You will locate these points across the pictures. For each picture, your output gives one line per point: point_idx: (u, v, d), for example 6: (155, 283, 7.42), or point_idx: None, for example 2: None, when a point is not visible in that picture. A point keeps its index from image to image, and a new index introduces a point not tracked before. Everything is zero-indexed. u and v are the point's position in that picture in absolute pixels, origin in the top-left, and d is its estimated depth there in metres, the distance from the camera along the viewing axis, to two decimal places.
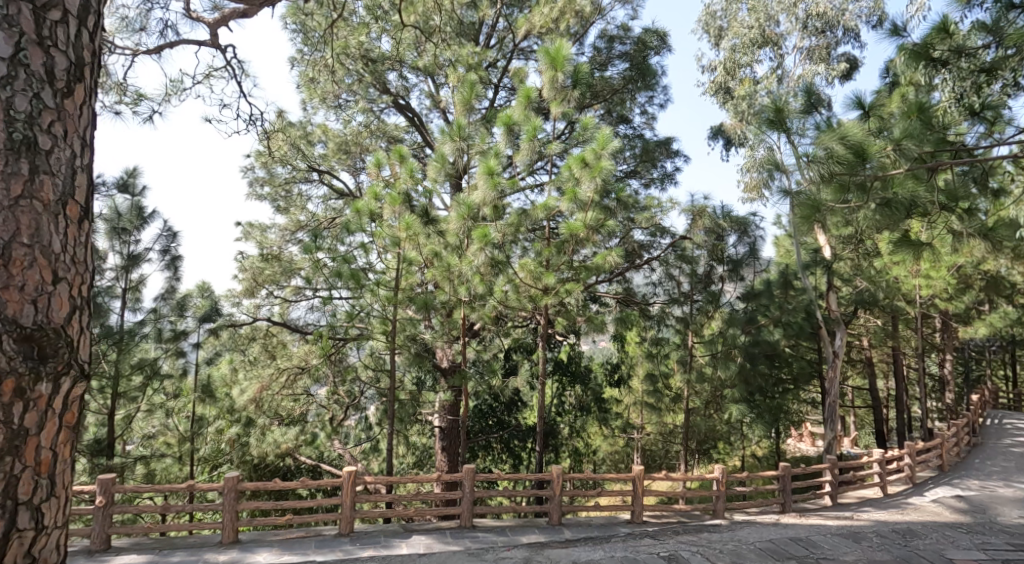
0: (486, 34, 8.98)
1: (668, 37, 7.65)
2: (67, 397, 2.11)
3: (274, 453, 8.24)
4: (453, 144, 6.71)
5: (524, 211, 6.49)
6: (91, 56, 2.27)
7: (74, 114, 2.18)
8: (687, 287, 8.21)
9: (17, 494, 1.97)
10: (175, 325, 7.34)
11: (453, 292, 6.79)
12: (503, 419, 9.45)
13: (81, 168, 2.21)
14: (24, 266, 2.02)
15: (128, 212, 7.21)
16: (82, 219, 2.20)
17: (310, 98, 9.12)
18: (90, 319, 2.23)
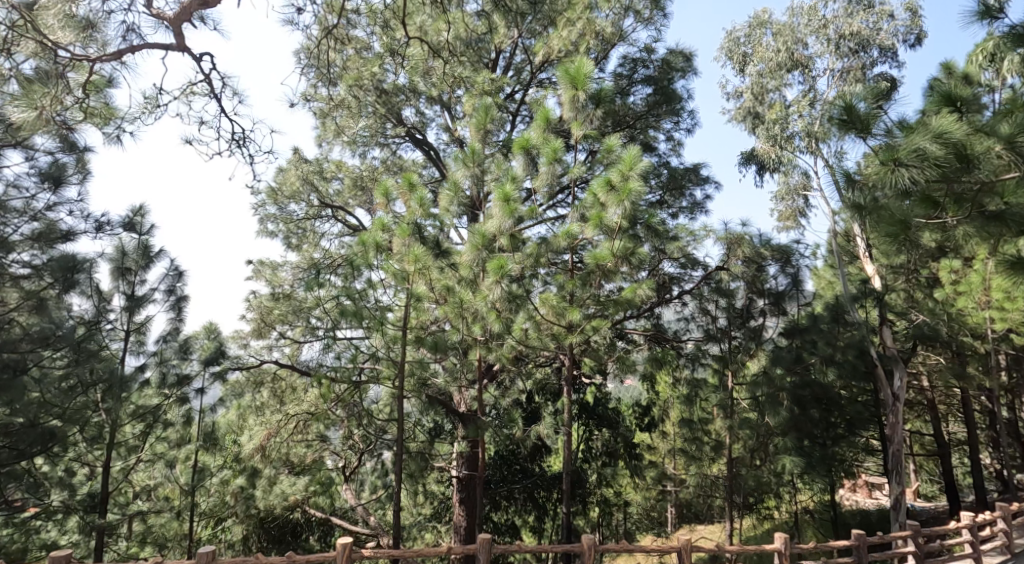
0: (504, 65, 8.94)
1: (694, 59, 7.56)
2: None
3: (283, 506, 8.39)
4: (467, 170, 6.74)
5: (545, 240, 6.32)
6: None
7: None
8: (724, 322, 7.91)
9: None
10: (180, 369, 7.51)
11: (466, 330, 6.70)
12: (527, 466, 9.11)
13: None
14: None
15: (134, 251, 7.12)
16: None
17: (327, 134, 9.13)
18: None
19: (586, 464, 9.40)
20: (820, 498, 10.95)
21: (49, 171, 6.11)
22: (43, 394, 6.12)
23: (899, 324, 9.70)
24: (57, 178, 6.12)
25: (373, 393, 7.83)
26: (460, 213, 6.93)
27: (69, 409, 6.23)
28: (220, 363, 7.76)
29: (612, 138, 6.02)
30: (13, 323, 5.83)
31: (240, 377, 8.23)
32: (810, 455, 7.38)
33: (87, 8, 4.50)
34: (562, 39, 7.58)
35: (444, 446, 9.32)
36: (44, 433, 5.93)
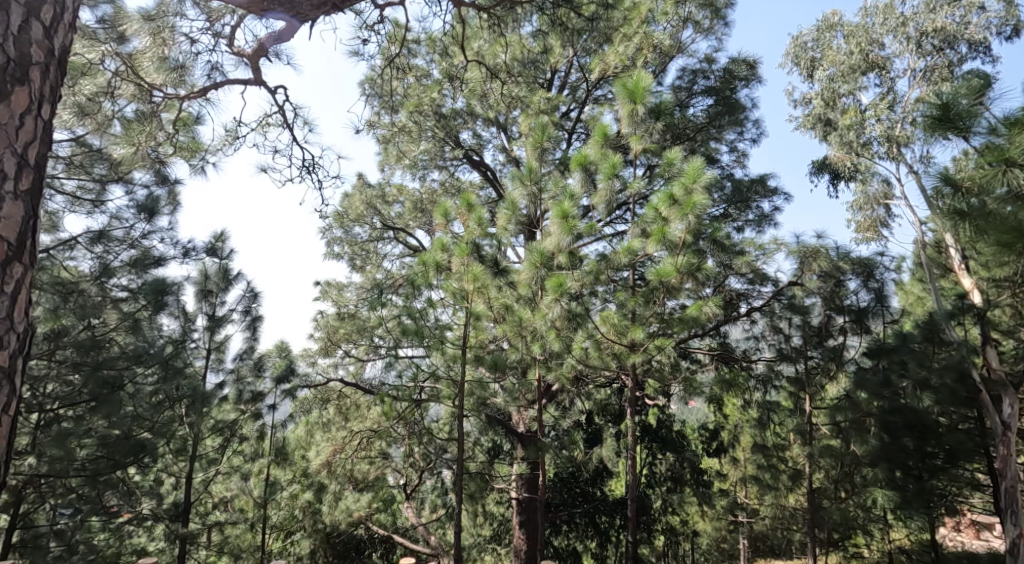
0: (561, 83, 8.91)
1: (758, 67, 7.24)
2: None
3: (348, 522, 8.82)
4: (524, 188, 6.76)
5: (604, 257, 6.20)
6: (42, 55, 2.78)
7: (7, 123, 2.67)
8: (800, 340, 7.21)
9: None
10: (254, 386, 8.25)
11: (525, 348, 6.75)
12: (588, 490, 8.88)
13: (13, 192, 2.67)
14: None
15: (215, 274, 8.01)
16: (8, 256, 2.64)
17: (388, 158, 9.33)
18: (7, 389, 2.64)
19: (650, 488, 9.16)
20: (917, 536, 10.06)
21: (145, 204, 6.35)
22: (135, 407, 6.43)
23: (1004, 344, 8.96)
24: (151, 210, 6.36)
25: (434, 413, 7.84)
26: (515, 231, 6.90)
27: (158, 423, 6.47)
28: (290, 381, 8.57)
29: (673, 151, 5.82)
30: (113, 342, 6.06)
31: (309, 393, 8.50)
32: (905, 489, 6.99)
33: (179, 51, 4.61)
34: (618, 54, 7.42)
35: (503, 466, 9.30)
36: (136, 444, 6.12)
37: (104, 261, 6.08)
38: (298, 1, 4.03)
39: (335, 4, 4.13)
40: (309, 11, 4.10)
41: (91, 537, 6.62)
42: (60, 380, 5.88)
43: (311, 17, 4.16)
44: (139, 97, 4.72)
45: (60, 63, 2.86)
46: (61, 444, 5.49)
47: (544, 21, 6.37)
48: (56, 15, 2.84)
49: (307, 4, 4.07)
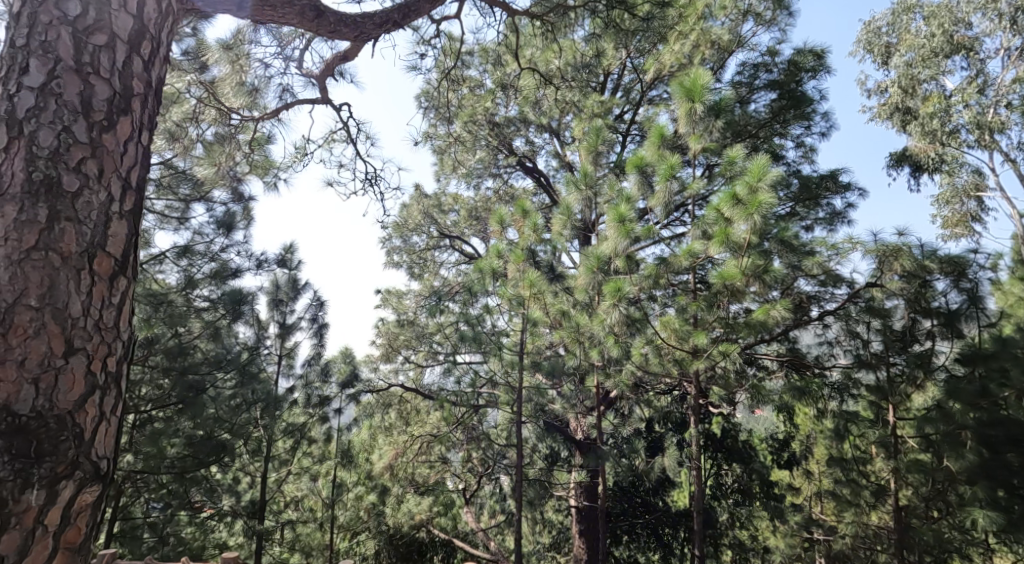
0: (615, 85, 8.79)
1: (826, 57, 6.95)
2: (69, 506, 2.04)
3: (410, 524, 9.30)
4: (580, 194, 6.65)
5: (663, 260, 5.95)
6: (143, 85, 2.39)
7: (113, 149, 2.26)
8: (880, 347, 6.65)
9: (85, 486, 2.08)
10: (321, 390, 9.94)
11: (583, 355, 6.63)
12: (649, 500, 8.61)
13: (118, 214, 2.26)
14: (27, 334, 2.03)
15: (285, 284, 9.72)
16: (114, 274, 2.22)
17: (444, 168, 9.46)
18: (113, 398, 2.20)
19: (716, 500, 9.00)
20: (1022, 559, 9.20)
21: (223, 219, 7.15)
22: (216, 409, 7.39)
23: None
24: (228, 224, 7.13)
25: (492, 419, 8.30)
26: (573, 236, 6.88)
27: (236, 424, 7.38)
28: (353, 386, 9.80)
29: (734, 149, 5.57)
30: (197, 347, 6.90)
31: (370, 397, 8.91)
32: (1010, 511, 6.10)
33: (254, 76, 4.66)
34: (674, 53, 7.29)
35: (563, 474, 9.19)
36: (217, 445, 7.04)
37: (189, 273, 6.88)
38: (363, 21, 3.92)
39: (396, 22, 4.10)
40: (374, 31, 4.01)
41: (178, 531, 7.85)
42: (152, 384, 6.81)
43: (375, 35, 4.09)
44: (219, 121, 4.85)
45: (157, 92, 2.47)
46: (154, 442, 6.38)
47: (596, 24, 6.25)
48: (155, 46, 2.45)
49: (370, 24, 3.99)
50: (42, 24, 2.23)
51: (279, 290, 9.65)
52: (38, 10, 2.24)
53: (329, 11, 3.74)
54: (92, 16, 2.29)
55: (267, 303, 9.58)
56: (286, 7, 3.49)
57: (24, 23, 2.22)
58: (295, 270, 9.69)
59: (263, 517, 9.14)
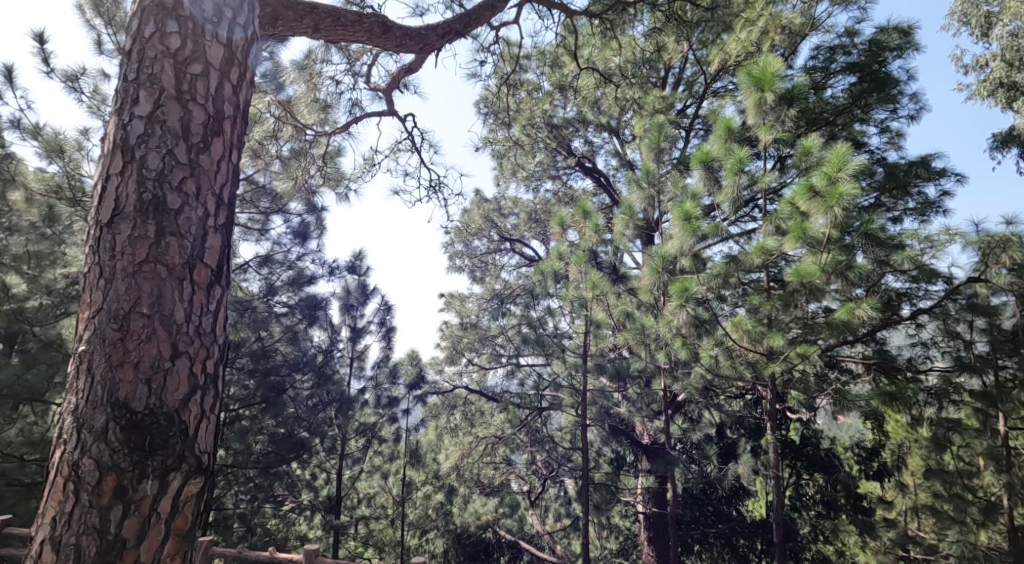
0: (678, 79, 8.50)
1: (915, 33, 6.49)
2: (178, 494, 2.55)
3: (478, 524, 9.47)
4: (642, 192, 6.41)
5: (734, 258, 5.67)
6: (233, 107, 2.86)
7: (208, 167, 2.74)
8: (986, 348, 6.21)
9: (190, 480, 2.58)
10: (389, 392, 10.28)
11: (649, 357, 6.48)
12: (722, 509, 8.32)
13: (213, 227, 2.74)
14: (141, 339, 2.55)
15: (355, 290, 9.84)
16: (211, 283, 2.70)
17: (503, 171, 9.42)
18: (211, 399, 2.67)
19: (798, 512, 8.65)
20: None
21: (298, 229, 7.85)
22: (296, 409, 8.37)
23: None
24: (303, 234, 7.85)
25: (555, 421, 8.08)
26: (635, 236, 6.58)
27: (312, 423, 8.33)
28: (420, 387, 9.79)
29: (810, 139, 5.26)
30: (278, 350, 7.83)
31: (436, 400, 9.30)
32: None
33: (327, 93, 5.06)
34: (741, 41, 6.89)
35: (630, 478, 8.92)
36: (297, 443, 7.91)
37: (270, 281, 7.73)
38: (427, 34, 3.97)
39: (458, 32, 4.12)
40: (436, 41, 4.05)
41: (265, 521, 8.72)
42: (240, 385, 7.69)
43: (438, 45, 4.09)
44: (295, 137, 4.98)
45: (244, 111, 2.93)
46: (243, 440, 7.40)
47: (656, 18, 6.03)
48: (242, 70, 2.91)
49: (433, 35, 4.00)
50: (149, 56, 2.73)
51: (349, 295, 9.79)
52: (144, 45, 2.74)
53: (394, 26, 3.83)
54: (190, 48, 2.77)
55: (338, 309, 9.74)
56: (356, 26, 3.67)
57: (134, 58, 2.74)
58: (364, 276, 9.80)
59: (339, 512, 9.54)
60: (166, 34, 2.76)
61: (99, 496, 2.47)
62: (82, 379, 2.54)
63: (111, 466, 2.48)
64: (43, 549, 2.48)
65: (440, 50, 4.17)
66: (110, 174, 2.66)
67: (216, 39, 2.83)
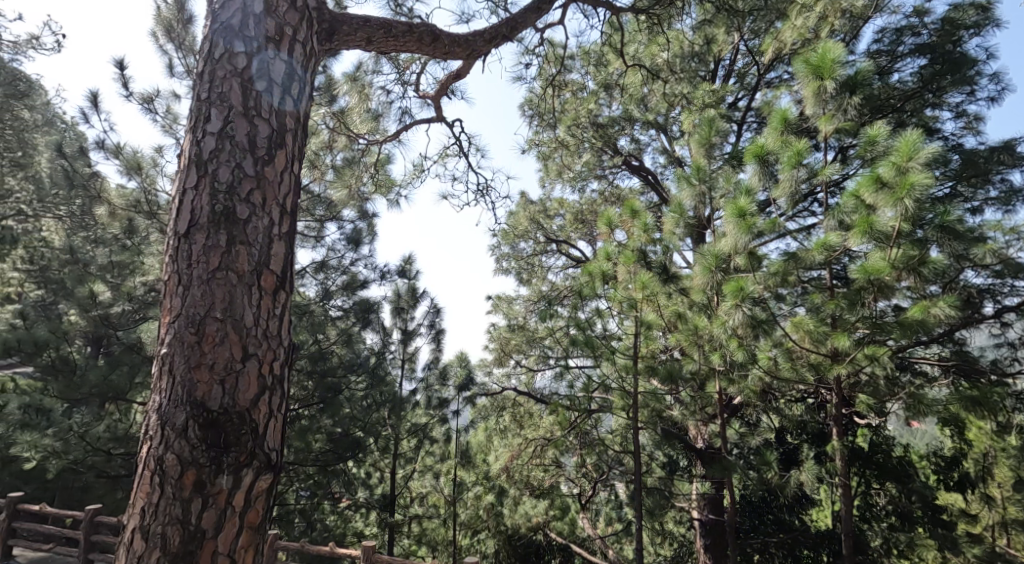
0: (729, 71, 8.21)
1: (994, 8, 6.05)
2: (249, 489, 2.90)
3: (528, 526, 9.48)
4: (693, 190, 6.22)
5: (791, 255, 5.44)
6: (294, 120, 3.22)
7: (273, 179, 3.09)
8: None
9: (261, 478, 2.93)
10: (440, 393, 10.05)
11: (703, 359, 6.24)
12: (783, 518, 8.01)
13: (278, 235, 3.09)
14: (215, 341, 2.91)
15: (406, 293, 9.85)
16: (276, 288, 3.06)
17: (548, 172, 9.31)
18: (278, 399, 3.01)
19: (868, 524, 8.13)
20: None
21: (351, 236, 7.91)
22: (352, 409, 8.74)
23: None
24: (356, 239, 7.89)
25: (606, 423, 7.80)
26: (685, 235, 6.42)
27: (367, 423, 8.69)
28: (470, 389, 9.88)
29: (875, 127, 4.96)
30: (333, 352, 8.37)
31: (485, 400, 9.75)
32: None
33: (378, 103, 5.36)
34: (796, 29, 6.53)
35: (684, 484, 8.74)
36: (353, 442, 8.40)
37: (326, 286, 8.36)
38: (474, 39, 4.12)
39: (505, 35, 4.27)
40: (483, 47, 4.20)
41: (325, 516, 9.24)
42: (299, 385, 8.18)
43: (486, 50, 4.28)
44: (349, 146, 5.38)
45: (304, 124, 3.27)
46: (303, 437, 7.89)
47: (705, 10, 5.82)
48: (302, 84, 3.28)
49: (482, 40, 4.17)
50: (218, 76, 3.11)
51: (400, 299, 9.83)
52: (215, 65, 3.12)
53: (443, 34, 3.98)
54: (254, 66, 3.14)
55: (389, 312, 9.81)
56: (407, 36, 3.83)
57: (206, 78, 3.11)
58: (414, 280, 9.81)
59: (394, 510, 9.68)
60: (234, 53, 3.13)
61: (181, 489, 2.83)
62: (164, 380, 2.91)
63: (191, 462, 2.84)
64: (134, 537, 2.86)
65: (487, 55, 4.37)
66: (187, 187, 3.03)
67: (279, 55, 3.21)
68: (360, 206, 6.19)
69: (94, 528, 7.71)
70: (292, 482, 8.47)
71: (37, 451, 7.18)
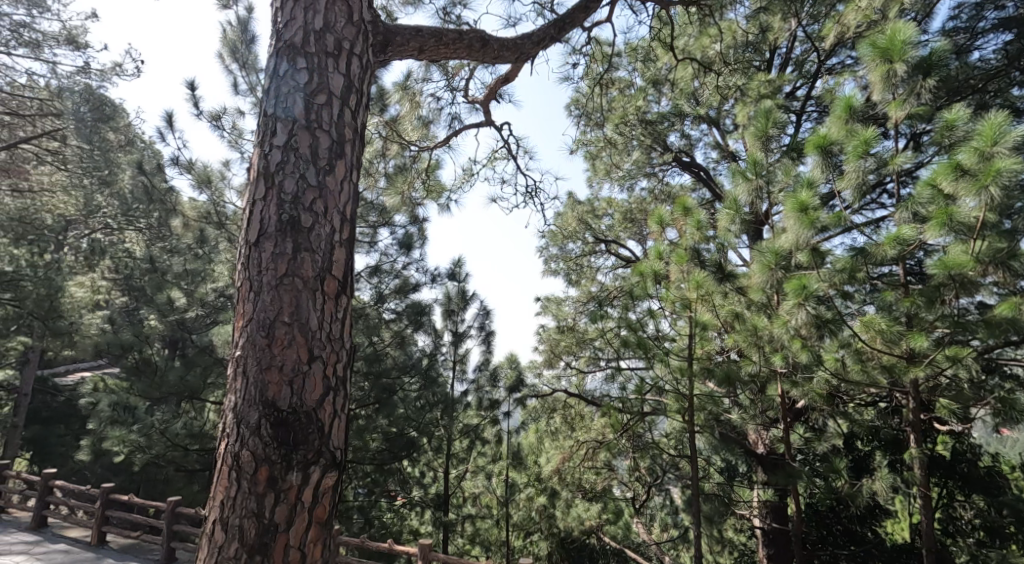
0: (786, 60, 7.86)
1: None
2: (316, 486, 3.20)
3: (580, 529, 9.29)
4: (748, 185, 5.93)
5: (860, 250, 5.12)
6: (352, 131, 3.52)
7: (334, 189, 3.41)
8: None
9: (326, 476, 3.22)
10: (491, 395, 9.95)
11: (763, 360, 5.95)
12: (854, 530, 7.59)
13: (338, 242, 3.40)
14: (284, 344, 3.22)
15: (456, 295, 9.78)
16: (338, 292, 3.36)
17: (596, 171, 9.11)
18: (341, 398, 3.32)
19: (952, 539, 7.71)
20: None
21: (403, 240, 7.88)
22: (406, 409, 8.71)
23: None
24: (407, 244, 7.85)
25: (660, 426, 7.49)
26: (742, 232, 6.14)
27: (422, 423, 8.84)
28: (521, 390, 9.59)
29: (953, 110, 4.61)
30: (388, 353, 8.57)
31: (535, 403, 9.64)
32: None
33: (429, 110, 5.38)
34: (860, 11, 6.18)
35: (744, 491, 8.38)
36: (408, 443, 8.62)
37: (379, 289, 8.62)
38: (522, 43, 4.40)
39: (553, 37, 4.54)
40: (532, 49, 4.48)
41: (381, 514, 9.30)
42: (356, 386, 8.24)
43: (534, 53, 4.54)
44: (400, 154, 5.40)
45: (361, 136, 3.59)
46: (360, 436, 8.00)
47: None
48: (359, 97, 3.58)
49: (530, 43, 4.45)
50: (283, 93, 3.43)
51: (451, 301, 9.77)
52: (280, 84, 3.44)
53: (491, 39, 4.28)
54: (315, 83, 3.45)
55: (440, 314, 9.77)
56: (456, 43, 4.12)
57: (274, 97, 3.44)
58: (464, 282, 9.71)
59: (447, 510, 9.68)
60: (296, 72, 3.45)
61: (256, 484, 3.14)
62: (239, 380, 3.22)
63: (264, 460, 3.14)
64: (214, 527, 3.18)
65: (534, 57, 4.63)
66: (256, 200, 3.36)
67: (338, 72, 3.51)
68: (413, 212, 6.19)
69: (176, 519, 8.51)
70: (351, 480, 8.99)
71: (123, 446, 7.88)
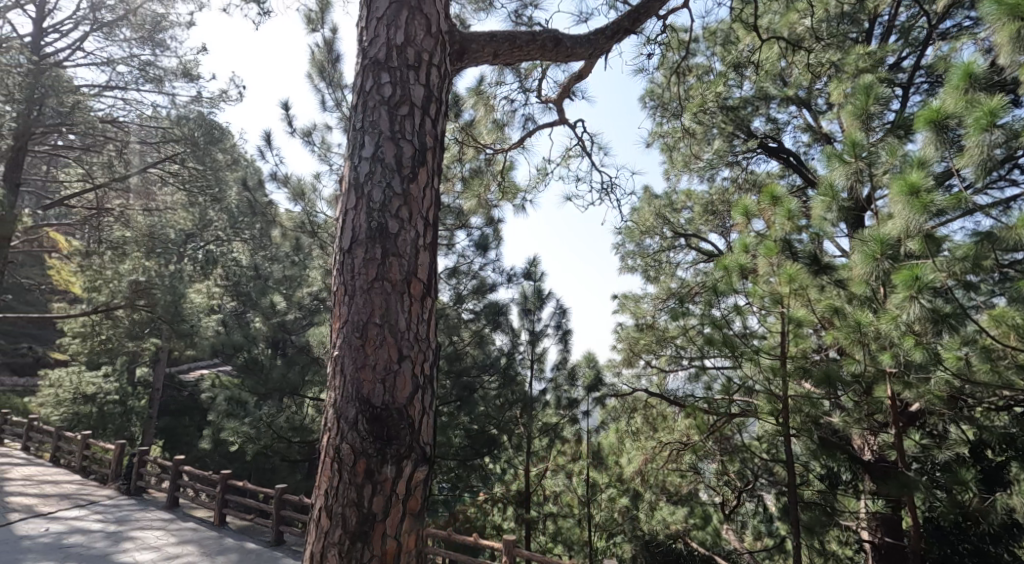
0: (887, 29, 7.17)
1: None
2: (409, 479, 3.01)
3: (666, 534, 8.88)
4: (845, 169, 5.36)
5: (985, 236, 4.53)
6: (433, 139, 3.31)
7: (418, 196, 3.21)
8: None
9: (417, 467, 3.03)
10: (570, 394, 9.51)
11: (867, 359, 5.39)
12: (983, 547, 6.98)
13: (423, 246, 3.20)
14: (376, 344, 3.04)
15: (532, 294, 9.55)
16: (423, 295, 3.17)
17: (674, 163, 8.65)
18: (429, 397, 3.12)
19: None
20: None
21: (479, 241, 7.69)
22: (486, 408, 8.96)
23: None
24: (483, 245, 7.68)
25: (750, 428, 6.95)
26: (839, 219, 5.64)
27: (502, 421, 8.96)
28: (600, 389, 9.41)
29: None
30: (468, 353, 8.75)
31: (614, 402, 9.29)
32: None
33: (503, 112, 5.15)
34: None
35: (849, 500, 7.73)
36: (488, 441, 8.82)
37: (458, 291, 8.78)
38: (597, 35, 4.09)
39: (628, 28, 4.22)
40: (605, 44, 4.17)
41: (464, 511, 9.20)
42: None
43: (608, 47, 4.22)
44: (476, 156, 5.19)
45: (441, 142, 3.37)
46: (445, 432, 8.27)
47: None
48: (439, 105, 3.37)
49: (604, 39, 4.15)
50: (370, 106, 3.26)
51: (527, 301, 9.54)
52: (367, 97, 3.27)
53: (565, 38, 3.98)
54: (398, 94, 3.26)
55: (516, 314, 9.56)
56: (529, 45, 3.84)
57: (361, 109, 3.27)
58: (540, 281, 9.48)
59: (529, 508, 9.49)
60: (380, 85, 3.27)
61: (354, 475, 2.97)
62: (336, 378, 3.06)
63: (362, 452, 2.97)
64: (320, 515, 3.04)
65: (609, 52, 4.31)
66: (348, 210, 3.20)
67: (420, 84, 3.31)
68: (490, 212, 5.99)
69: (283, 504, 8.59)
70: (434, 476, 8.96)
71: (236, 436, 8.12)
